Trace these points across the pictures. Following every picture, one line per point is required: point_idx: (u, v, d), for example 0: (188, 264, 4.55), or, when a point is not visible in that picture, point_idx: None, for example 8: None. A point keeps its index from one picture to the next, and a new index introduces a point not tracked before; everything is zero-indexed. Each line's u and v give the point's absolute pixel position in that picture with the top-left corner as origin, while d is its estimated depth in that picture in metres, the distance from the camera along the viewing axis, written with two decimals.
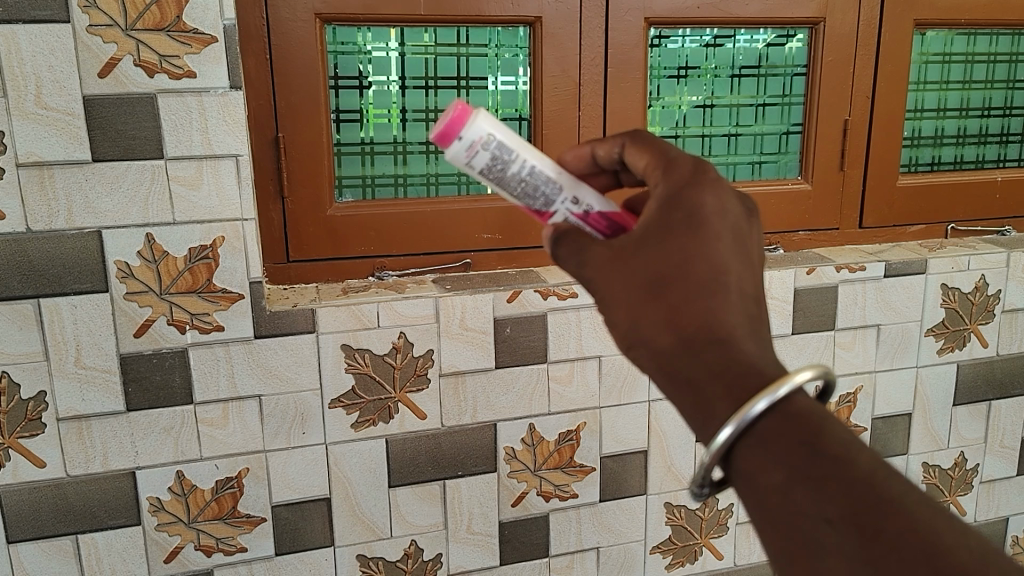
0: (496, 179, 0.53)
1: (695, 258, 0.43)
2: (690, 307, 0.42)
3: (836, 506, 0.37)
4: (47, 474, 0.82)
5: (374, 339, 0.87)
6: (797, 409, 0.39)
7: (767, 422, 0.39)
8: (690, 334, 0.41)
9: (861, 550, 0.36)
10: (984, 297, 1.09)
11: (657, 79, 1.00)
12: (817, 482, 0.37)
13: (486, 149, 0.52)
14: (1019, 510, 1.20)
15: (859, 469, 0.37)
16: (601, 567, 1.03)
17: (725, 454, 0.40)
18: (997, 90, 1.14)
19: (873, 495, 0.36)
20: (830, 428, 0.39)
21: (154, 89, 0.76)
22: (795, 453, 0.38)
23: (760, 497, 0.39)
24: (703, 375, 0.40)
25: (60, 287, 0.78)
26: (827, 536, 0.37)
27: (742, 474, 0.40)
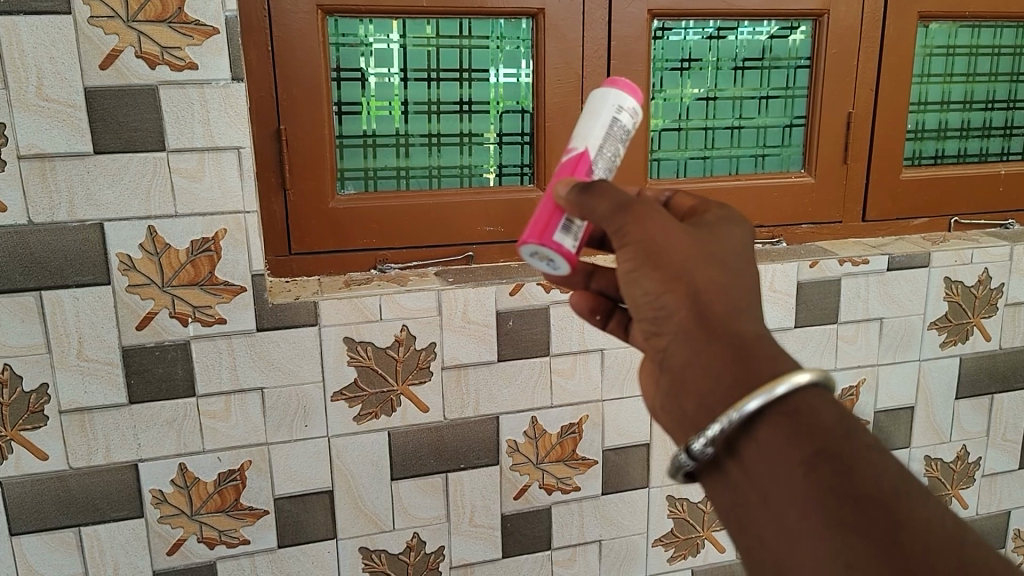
0: (608, 134, 0.58)
1: (740, 265, 0.48)
2: (738, 296, 0.46)
3: (862, 490, 0.38)
4: (49, 467, 0.82)
5: (375, 332, 0.87)
6: (831, 400, 0.42)
7: (802, 398, 0.42)
8: (738, 314, 0.46)
9: (882, 529, 0.37)
10: (987, 290, 1.08)
11: (659, 71, 1.00)
12: (846, 463, 0.39)
13: (630, 118, 0.59)
14: (1021, 504, 1.20)
15: (884, 462, 0.40)
16: (603, 560, 1.03)
17: (752, 421, 0.42)
18: (1001, 83, 1.14)
19: (897, 489, 0.39)
20: (857, 424, 0.42)
21: (156, 81, 0.76)
22: (826, 432, 0.41)
23: (782, 469, 0.40)
24: (749, 343, 0.44)
25: (61, 279, 0.78)
26: (848, 515, 0.38)
27: (765, 445, 0.41)
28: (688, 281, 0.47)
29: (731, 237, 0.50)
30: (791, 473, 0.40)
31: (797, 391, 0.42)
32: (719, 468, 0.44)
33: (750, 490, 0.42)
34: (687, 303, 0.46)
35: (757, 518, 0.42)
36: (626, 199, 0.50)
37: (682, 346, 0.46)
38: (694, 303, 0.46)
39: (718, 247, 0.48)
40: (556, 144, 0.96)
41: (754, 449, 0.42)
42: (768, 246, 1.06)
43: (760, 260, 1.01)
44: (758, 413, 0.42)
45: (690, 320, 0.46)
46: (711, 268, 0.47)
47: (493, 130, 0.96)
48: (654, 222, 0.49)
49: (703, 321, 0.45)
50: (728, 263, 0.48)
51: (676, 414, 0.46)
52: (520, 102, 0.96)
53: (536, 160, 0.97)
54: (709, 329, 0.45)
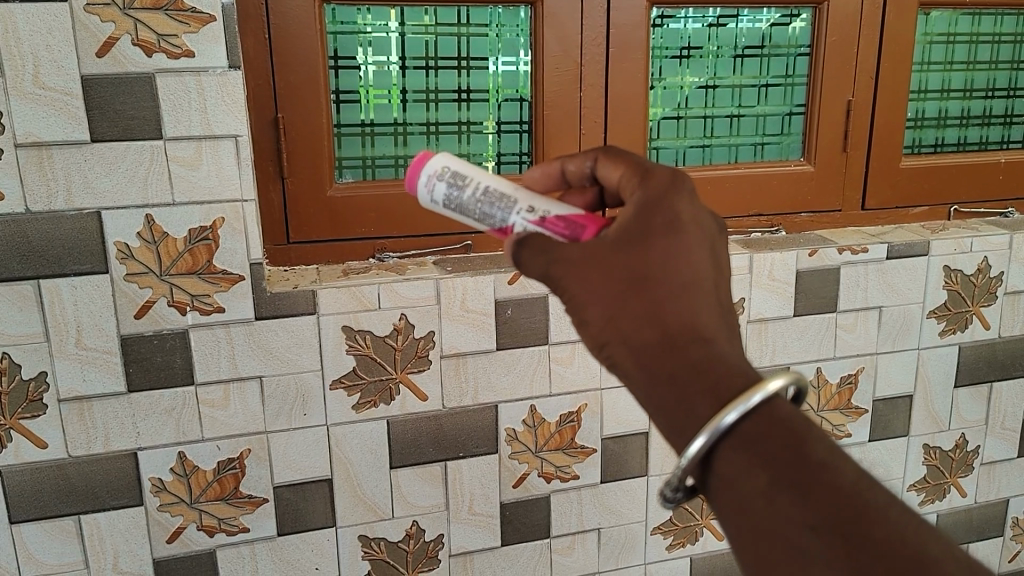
0: (460, 210, 0.59)
1: (682, 263, 0.46)
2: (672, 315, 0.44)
3: (823, 513, 0.39)
4: (49, 455, 0.82)
5: (374, 321, 0.87)
6: (780, 415, 0.42)
7: (747, 425, 0.41)
8: (671, 337, 0.44)
9: (845, 556, 0.38)
10: (986, 279, 1.08)
11: (659, 59, 1.00)
12: (803, 487, 0.40)
13: (441, 180, 0.59)
14: (1019, 492, 1.20)
15: (842, 476, 0.40)
16: (601, 548, 1.03)
17: (708, 456, 0.42)
18: (1001, 71, 1.13)
19: (858, 503, 0.39)
20: (812, 435, 0.42)
21: (153, 68, 0.75)
22: (779, 458, 0.41)
23: (745, 501, 0.41)
24: (686, 371, 0.43)
25: (60, 267, 0.78)
26: (814, 541, 0.39)
27: (725, 478, 0.42)
28: (622, 320, 0.45)
29: (664, 224, 0.47)
30: (754, 505, 0.41)
31: (740, 422, 0.41)
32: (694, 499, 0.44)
33: (722, 522, 0.43)
34: (625, 343, 0.45)
35: (735, 548, 0.42)
36: (553, 254, 0.48)
37: (634, 383, 0.45)
38: (632, 343, 0.45)
39: (654, 255, 0.46)
40: (554, 132, 0.96)
41: (716, 482, 0.42)
42: (766, 235, 1.06)
43: (758, 248, 1.01)
44: (711, 450, 0.42)
45: (632, 361, 0.45)
46: (648, 288, 0.45)
47: (491, 119, 0.96)
48: (585, 266, 0.47)
49: (641, 361, 0.44)
50: (669, 268, 0.45)
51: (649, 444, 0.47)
52: (519, 91, 0.96)
53: (535, 148, 0.97)
54: (648, 367, 0.44)
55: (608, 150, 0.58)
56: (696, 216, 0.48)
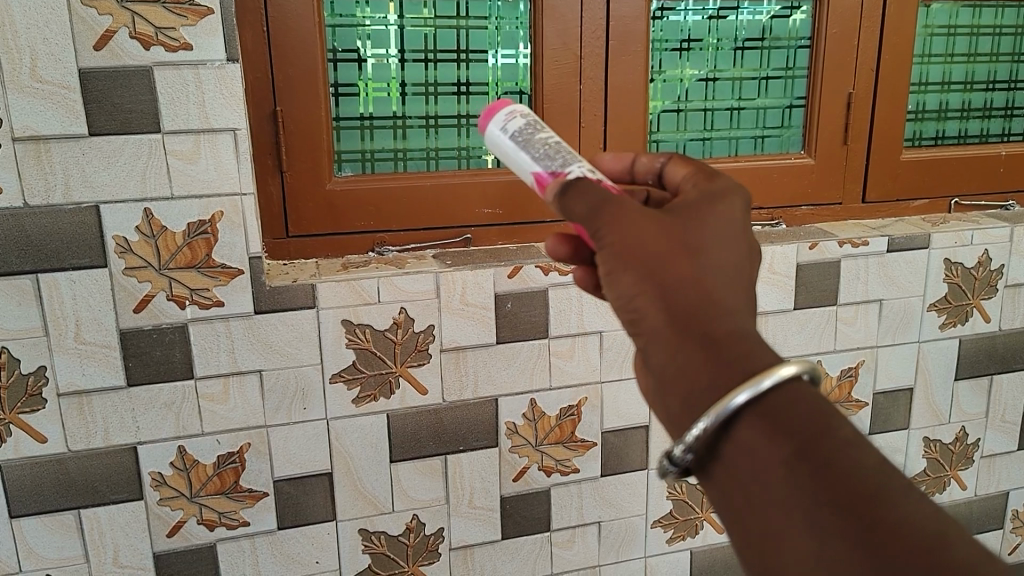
0: (522, 144, 0.59)
1: (723, 248, 0.47)
2: (712, 290, 0.46)
3: (843, 489, 0.39)
4: (49, 450, 0.82)
5: (374, 315, 0.87)
6: (810, 394, 0.43)
7: (775, 396, 0.42)
8: (709, 306, 0.45)
9: (863, 532, 0.38)
10: (987, 271, 1.08)
11: (659, 52, 0.99)
12: (824, 461, 0.40)
13: (522, 118, 0.60)
14: (1020, 485, 1.20)
15: (864, 457, 0.40)
16: (602, 542, 1.03)
17: (729, 426, 0.42)
18: (1002, 63, 1.13)
19: (877, 483, 0.39)
20: (837, 418, 0.42)
21: (150, 62, 0.75)
22: (805, 432, 0.41)
23: (763, 472, 0.41)
24: (721, 336, 0.44)
25: (58, 262, 0.78)
26: (830, 515, 0.39)
27: (744, 449, 0.42)
28: (660, 280, 0.46)
29: (711, 216, 0.49)
30: (771, 477, 0.41)
31: (767, 394, 0.42)
32: (702, 470, 0.44)
33: (734, 493, 0.42)
34: (659, 300, 0.46)
35: (744, 522, 0.42)
36: (602, 203, 0.49)
37: (659, 343, 0.46)
38: (668, 302, 0.46)
39: (698, 235, 0.48)
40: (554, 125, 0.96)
41: (733, 450, 0.42)
42: (767, 228, 1.06)
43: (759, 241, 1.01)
44: (735, 418, 0.42)
45: (664, 321, 0.45)
46: (688, 259, 0.46)
47: None
48: (630, 224, 0.48)
49: (675, 323, 0.45)
50: (710, 249, 0.47)
51: (659, 413, 0.47)
52: (519, 83, 0.95)
53: None
54: (681, 328, 0.45)
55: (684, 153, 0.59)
56: (740, 217, 0.50)
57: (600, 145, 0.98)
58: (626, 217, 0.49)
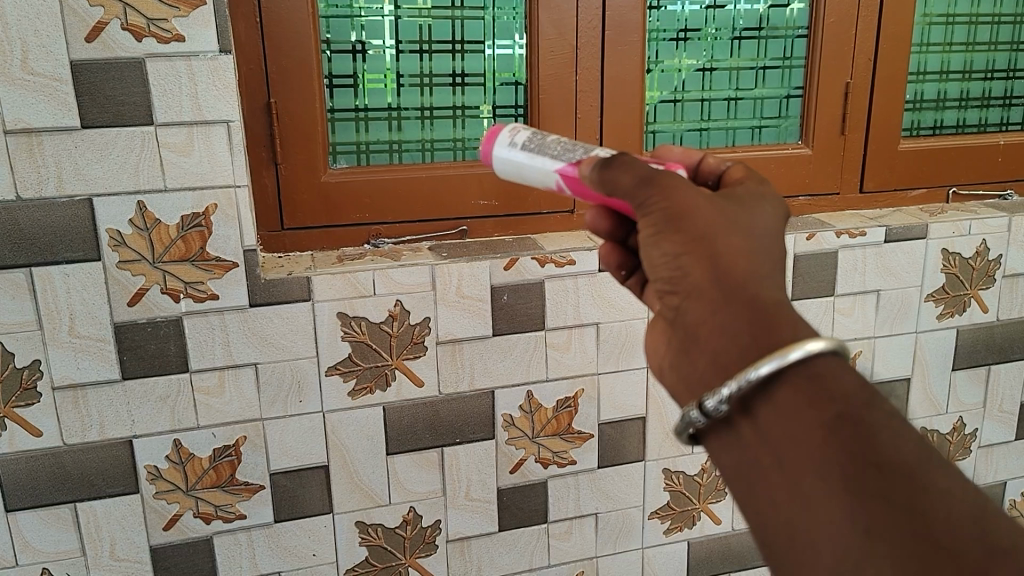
0: (536, 149, 0.61)
1: (765, 235, 0.48)
2: (759, 269, 0.46)
3: (886, 456, 0.39)
4: (44, 443, 0.82)
5: (369, 307, 0.87)
6: (853, 367, 0.42)
7: (823, 360, 0.42)
8: (757, 279, 0.45)
9: (904, 497, 0.37)
10: (984, 261, 1.08)
11: (656, 42, 0.99)
12: (866, 427, 0.39)
13: (524, 131, 0.63)
14: (1017, 475, 1.20)
15: (904, 427, 0.40)
16: (600, 533, 1.03)
17: (771, 384, 0.42)
18: (1001, 52, 1.12)
19: (919, 454, 0.39)
20: (879, 392, 0.42)
21: (142, 53, 0.75)
22: (849, 396, 0.41)
23: (801, 433, 0.40)
24: (768, 306, 0.44)
25: (51, 255, 0.78)
26: (870, 482, 0.38)
27: (784, 408, 0.41)
28: (710, 245, 0.46)
29: (755, 209, 0.50)
30: (809, 439, 0.40)
31: (814, 357, 0.42)
32: (729, 426, 0.44)
33: (768, 451, 0.42)
34: (705, 264, 0.46)
35: (771, 481, 0.42)
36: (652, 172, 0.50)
37: (699, 303, 0.46)
38: (715, 266, 0.46)
39: (745, 222, 0.48)
40: (551, 116, 0.95)
41: (770, 410, 0.42)
42: None
43: None
44: (779, 377, 0.42)
45: (707, 282, 0.46)
46: (736, 235, 0.47)
47: (487, 103, 0.95)
48: (680, 192, 0.48)
49: (722, 286, 0.45)
50: (756, 234, 0.48)
51: (683, 371, 0.47)
52: (515, 74, 0.95)
53: None
54: (727, 291, 0.45)
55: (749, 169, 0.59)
56: (780, 219, 0.50)
57: (596, 136, 0.97)
58: (675, 187, 0.49)
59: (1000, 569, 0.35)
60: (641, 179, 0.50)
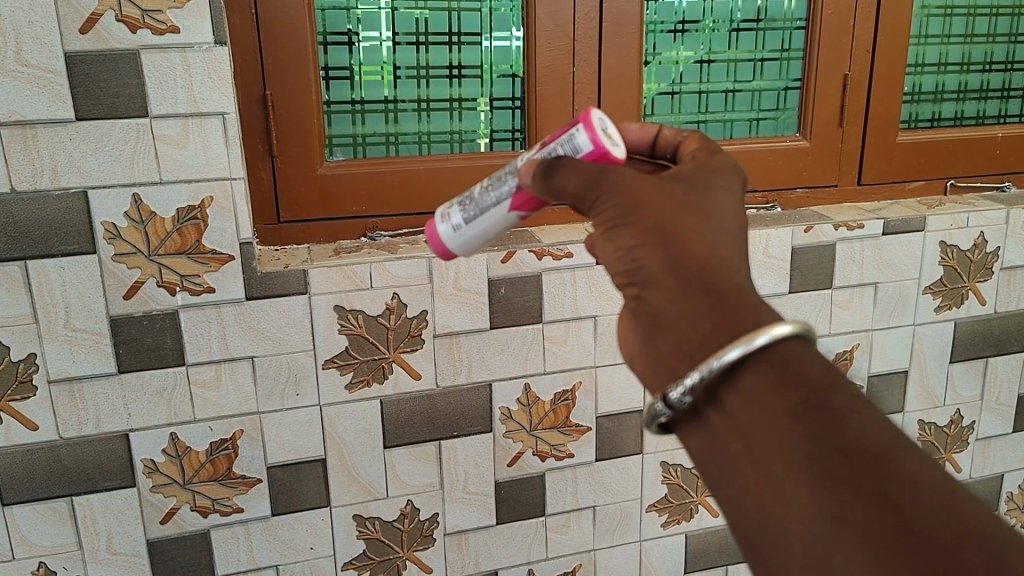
0: (477, 217, 0.60)
1: (718, 212, 0.48)
2: (726, 254, 0.46)
3: (854, 442, 0.38)
4: (40, 438, 0.82)
5: (366, 301, 0.87)
6: (816, 351, 0.43)
7: (786, 346, 0.42)
8: (715, 261, 0.46)
9: (871, 481, 0.37)
10: (983, 254, 1.08)
11: (653, 34, 0.98)
12: (834, 413, 0.39)
13: (451, 212, 0.62)
14: (1014, 467, 1.20)
15: (873, 412, 0.40)
16: (597, 526, 1.03)
17: (737, 372, 0.42)
18: (999, 44, 1.12)
19: (884, 438, 0.39)
20: (843, 377, 0.42)
21: (137, 45, 0.74)
22: (815, 382, 0.41)
23: (768, 419, 0.40)
24: (728, 290, 0.44)
25: (47, 248, 0.77)
26: (838, 467, 0.38)
27: (750, 395, 0.41)
28: (663, 235, 0.46)
29: (711, 187, 0.50)
30: (775, 425, 0.40)
31: (779, 342, 0.42)
32: (698, 415, 0.44)
33: (735, 440, 0.42)
34: (658, 253, 0.46)
35: (740, 468, 0.41)
36: (603, 168, 0.50)
37: (660, 293, 0.46)
38: (670, 255, 0.46)
39: (702, 203, 0.48)
40: (547, 109, 0.95)
41: (737, 397, 0.42)
42: (762, 211, 1.05)
43: (752, 225, 1.00)
44: (743, 364, 0.42)
45: (664, 271, 0.46)
46: (689, 217, 0.47)
47: (484, 95, 0.95)
48: (630, 184, 0.49)
49: (678, 273, 0.45)
50: (714, 214, 0.48)
51: (651, 356, 0.47)
52: (512, 66, 0.94)
53: (527, 125, 0.96)
54: (685, 279, 0.45)
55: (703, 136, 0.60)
56: (738, 193, 0.51)
57: None
58: (625, 181, 0.49)
59: (972, 551, 0.35)
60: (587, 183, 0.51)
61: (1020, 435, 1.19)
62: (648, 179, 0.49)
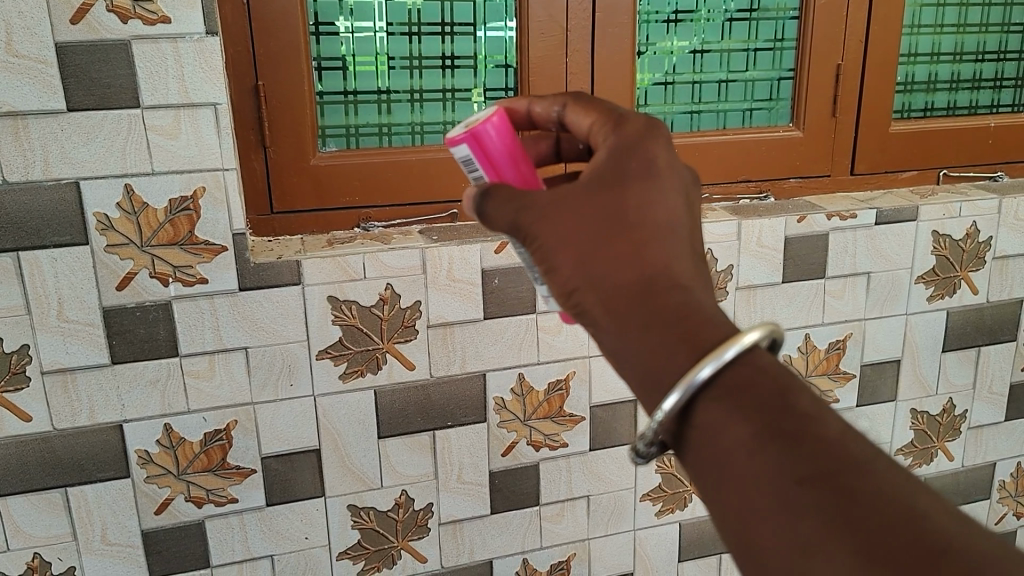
0: None
1: (655, 215, 0.46)
2: (665, 268, 0.45)
3: (810, 468, 0.38)
4: (34, 429, 0.82)
5: (360, 291, 0.87)
6: (763, 366, 0.42)
7: (730, 374, 0.42)
8: (647, 285, 0.44)
9: (835, 508, 0.37)
10: (975, 243, 1.08)
11: (647, 24, 0.98)
12: (788, 439, 0.39)
13: None
14: (1007, 455, 1.21)
15: (827, 428, 0.39)
16: (592, 516, 1.04)
17: (691, 408, 0.42)
18: (992, 34, 1.12)
19: (844, 456, 0.38)
20: (796, 391, 0.41)
21: (128, 35, 0.74)
22: (764, 407, 0.40)
23: (727, 455, 0.40)
24: (663, 320, 0.43)
25: (39, 239, 0.77)
26: (799, 498, 0.38)
27: (706, 431, 0.41)
28: (593, 270, 0.46)
29: (638, 184, 0.47)
30: (733, 460, 0.40)
31: (719, 372, 0.42)
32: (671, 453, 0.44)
33: (703, 478, 0.42)
34: (595, 293, 0.46)
35: (714, 505, 0.41)
36: (524, 201, 0.48)
37: (606, 333, 0.46)
38: (606, 290, 0.45)
39: (637, 214, 0.46)
40: None
41: (695, 434, 0.42)
42: (756, 201, 1.05)
43: (745, 215, 1.00)
44: (694, 399, 0.42)
45: (604, 308, 0.45)
46: (619, 238, 0.46)
47: (478, 86, 0.95)
48: (560, 213, 0.47)
49: (614, 312, 0.45)
50: (648, 222, 0.46)
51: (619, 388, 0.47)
52: (505, 57, 0.94)
53: None
54: (621, 316, 0.45)
55: (580, 97, 0.56)
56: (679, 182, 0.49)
57: None
58: (550, 214, 0.47)
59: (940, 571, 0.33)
60: (513, 224, 0.49)
61: (1013, 423, 1.20)
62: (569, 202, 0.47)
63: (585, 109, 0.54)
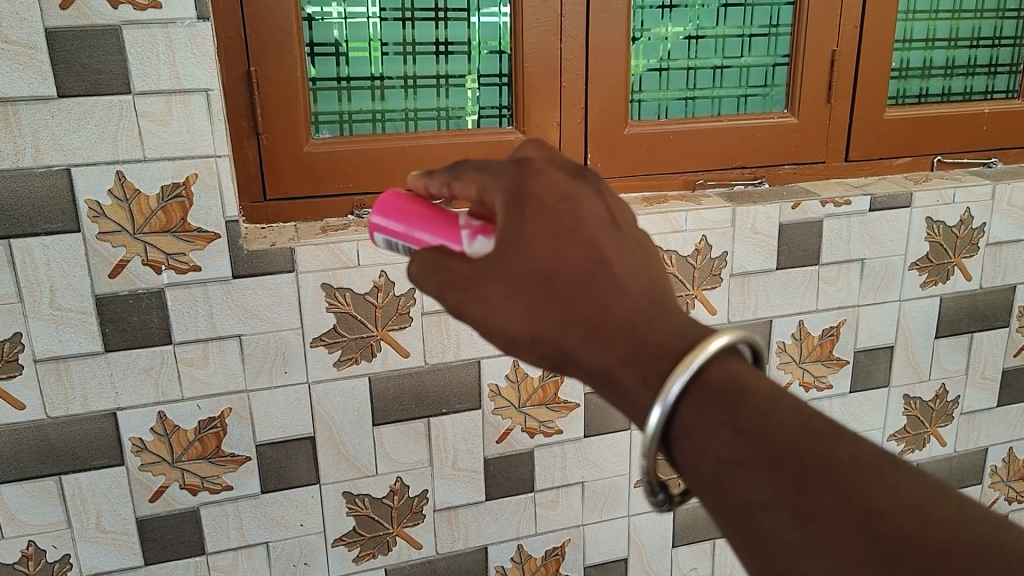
0: None
1: (575, 242, 0.45)
2: (610, 302, 0.43)
3: (772, 492, 0.37)
4: (27, 417, 0.82)
5: (354, 278, 0.87)
6: (713, 386, 0.40)
7: (684, 409, 0.40)
8: (594, 328, 0.42)
9: (799, 527, 0.36)
10: (969, 230, 1.08)
11: (642, 10, 0.98)
12: (745, 465, 0.37)
13: None
14: (998, 440, 1.22)
15: (782, 437, 0.37)
16: (586, 502, 1.04)
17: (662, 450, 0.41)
18: (986, 20, 1.12)
19: (800, 466, 0.36)
20: (747, 400, 0.39)
21: (119, 20, 0.73)
22: (720, 433, 0.39)
23: (704, 490, 0.39)
24: (618, 364, 0.41)
25: (30, 227, 0.77)
26: (768, 523, 0.37)
27: (682, 466, 0.40)
28: (542, 329, 0.44)
29: (538, 215, 0.46)
30: (708, 493, 0.39)
31: (671, 415, 0.40)
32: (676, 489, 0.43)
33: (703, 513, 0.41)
34: (559, 353, 0.43)
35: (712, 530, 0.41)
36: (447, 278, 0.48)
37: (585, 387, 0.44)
38: (563, 346, 0.43)
39: (561, 253, 0.44)
40: (534, 86, 0.94)
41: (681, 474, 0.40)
42: (750, 187, 1.05)
43: (740, 201, 1.00)
44: (662, 442, 0.40)
45: (567, 360, 0.43)
46: (556, 288, 0.44)
47: (471, 72, 0.94)
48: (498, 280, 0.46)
49: (577, 363, 0.43)
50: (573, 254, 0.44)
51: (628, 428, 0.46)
52: (500, 43, 0.94)
53: (514, 102, 0.95)
54: (586, 367, 0.43)
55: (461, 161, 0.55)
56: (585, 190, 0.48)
57: (581, 106, 0.97)
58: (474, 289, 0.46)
59: None
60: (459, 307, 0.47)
61: (1005, 409, 1.20)
62: (487, 269, 0.46)
63: (466, 184, 0.54)
